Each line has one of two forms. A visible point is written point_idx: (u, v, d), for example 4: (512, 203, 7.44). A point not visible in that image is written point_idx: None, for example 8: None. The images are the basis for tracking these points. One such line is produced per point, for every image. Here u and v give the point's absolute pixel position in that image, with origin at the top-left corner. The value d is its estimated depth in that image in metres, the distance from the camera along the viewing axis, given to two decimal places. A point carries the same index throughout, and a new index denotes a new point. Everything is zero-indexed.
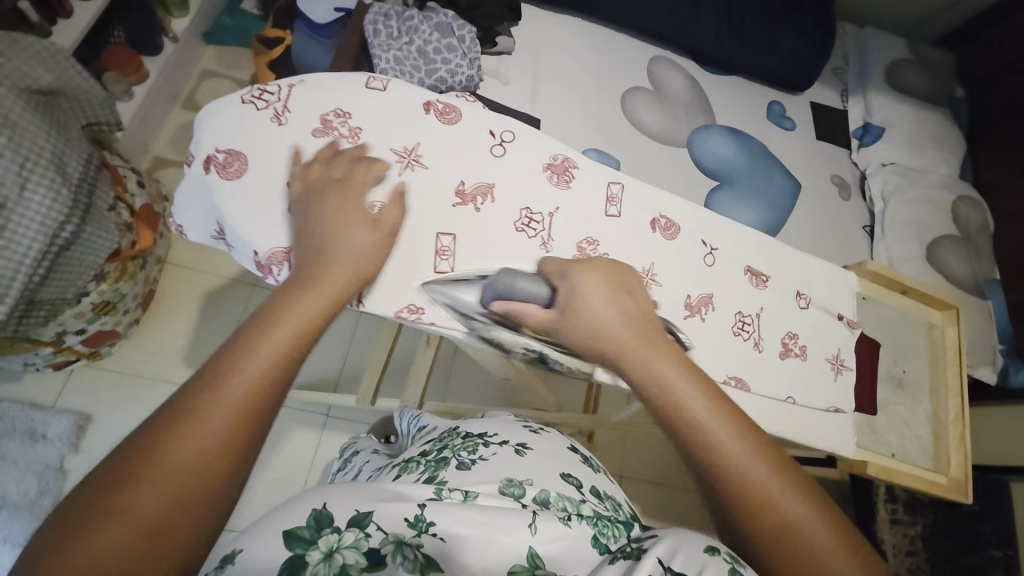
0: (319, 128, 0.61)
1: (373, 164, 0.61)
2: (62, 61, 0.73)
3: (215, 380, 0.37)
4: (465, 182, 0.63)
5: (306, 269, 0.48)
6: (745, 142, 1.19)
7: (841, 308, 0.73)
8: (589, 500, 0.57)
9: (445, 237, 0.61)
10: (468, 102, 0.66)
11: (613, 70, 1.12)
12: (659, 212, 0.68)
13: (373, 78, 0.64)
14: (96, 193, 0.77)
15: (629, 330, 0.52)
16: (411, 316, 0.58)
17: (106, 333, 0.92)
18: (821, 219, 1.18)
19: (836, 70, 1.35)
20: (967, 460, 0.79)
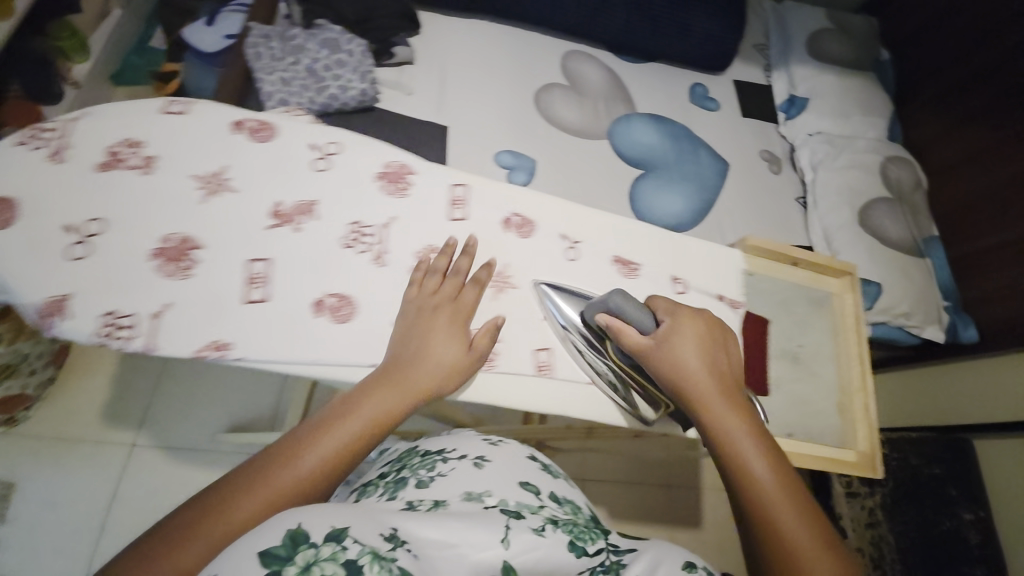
0: (106, 162, 0.53)
1: (169, 195, 0.54)
2: None
3: (280, 466, 0.43)
4: (282, 202, 0.56)
5: (390, 367, 0.52)
6: (669, 127, 1.16)
7: (722, 288, 0.68)
8: (547, 505, 0.57)
9: (257, 263, 0.54)
10: (286, 116, 0.60)
11: (525, 68, 1.10)
12: (511, 211, 0.65)
13: (172, 102, 0.57)
14: None
15: (716, 381, 0.53)
16: (213, 355, 0.51)
17: (17, 396, 0.89)
18: (752, 197, 1.16)
19: (758, 47, 1.35)
20: (873, 432, 0.70)
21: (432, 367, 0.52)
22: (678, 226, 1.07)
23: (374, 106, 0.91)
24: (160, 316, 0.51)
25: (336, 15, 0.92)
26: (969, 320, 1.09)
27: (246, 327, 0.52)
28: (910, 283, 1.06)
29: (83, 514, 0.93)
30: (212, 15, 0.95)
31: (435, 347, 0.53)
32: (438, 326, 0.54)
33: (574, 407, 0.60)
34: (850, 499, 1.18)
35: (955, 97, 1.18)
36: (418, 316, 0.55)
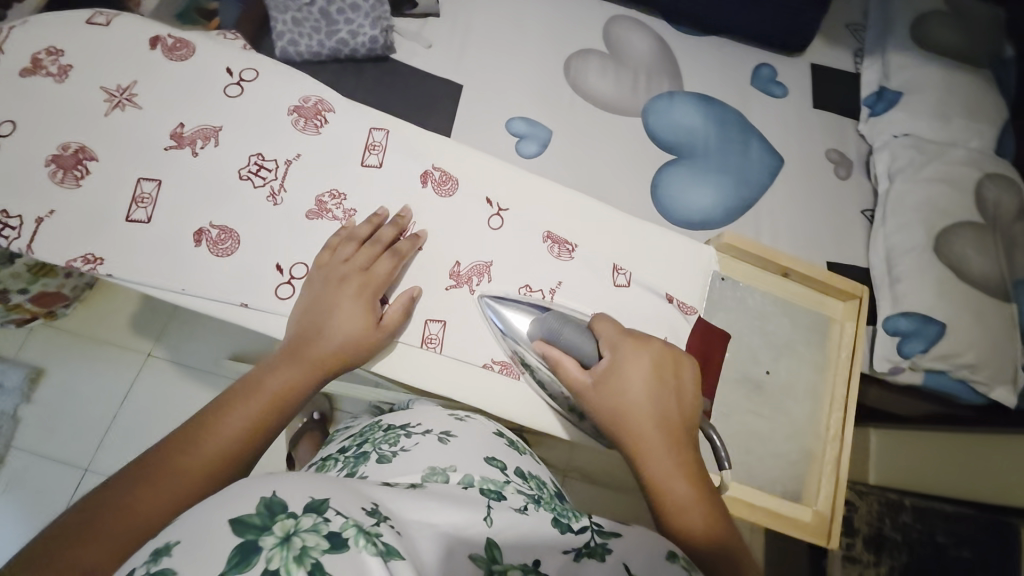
0: (27, 68, 0.59)
1: (78, 105, 0.59)
2: None
3: (190, 444, 0.44)
4: (184, 125, 0.61)
5: (300, 343, 0.53)
6: (716, 111, 1.03)
7: (673, 289, 0.64)
8: (515, 481, 0.51)
9: (147, 183, 0.58)
10: (205, 39, 0.65)
11: (561, 30, 1.02)
12: (433, 165, 0.65)
13: (96, 14, 0.63)
14: None
15: (655, 417, 0.51)
16: (83, 265, 0.55)
17: (52, 294, 0.97)
18: (808, 200, 0.99)
19: (851, 27, 1.15)
20: (838, 493, 0.61)
21: (329, 332, 0.53)
22: (704, 222, 0.94)
23: (385, 56, 0.89)
24: (43, 221, 0.55)
25: None
26: None
27: (129, 240, 0.56)
28: (987, 329, 0.87)
29: (99, 406, 1.03)
30: None
31: (342, 312, 0.54)
32: (344, 297, 0.55)
33: (460, 388, 0.59)
34: (846, 564, 1.04)
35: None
36: (327, 284, 0.55)
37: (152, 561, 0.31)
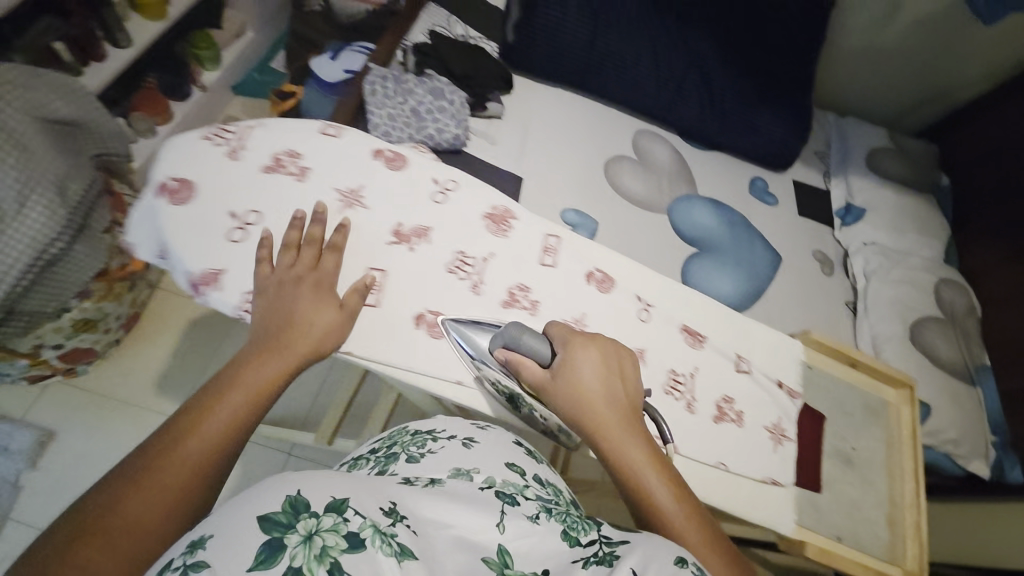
0: (270, 165, 0.66)
1: (316, 202, 0.65)
2: (84, 98, 0.83)
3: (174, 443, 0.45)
4: (402, 224, 0.67)
5: (264, 341, 0.55)
6: (726, 213, 1.20)
7: (785, 376, 0.72)
8: (533, 486, 0.50)
9: (375, 272, 0.64)
10: (418, 152, 0.72)
11: (599, 138, 1.18)
12: (595, 266, 0.72)
13: (327, 127, 0.70)
14: (94, 216, 0.85)
15: (605, 400, 0.54)
16: None
17: (83, 350, 0.98)
18: (803, 293, 1.15)
19: (818, 154, 1.37)
20: (923, 552, 0.71)
21: (307, 327, 0.56)
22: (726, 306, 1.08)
23: (461, 150, 1.00)
24: None
25: (445, 70, 1.05)
26: (1017, 461, 1.05)
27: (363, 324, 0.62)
28: (963, 410, 1.04)
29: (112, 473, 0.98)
30: (336, 52, 1.11)
31: (308, 315, 0.57)
32: (302, 300, 0.57)
33: None
34: None
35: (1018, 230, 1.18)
36: (280, 290, 0.58)
37: (187, 551, 0.33)
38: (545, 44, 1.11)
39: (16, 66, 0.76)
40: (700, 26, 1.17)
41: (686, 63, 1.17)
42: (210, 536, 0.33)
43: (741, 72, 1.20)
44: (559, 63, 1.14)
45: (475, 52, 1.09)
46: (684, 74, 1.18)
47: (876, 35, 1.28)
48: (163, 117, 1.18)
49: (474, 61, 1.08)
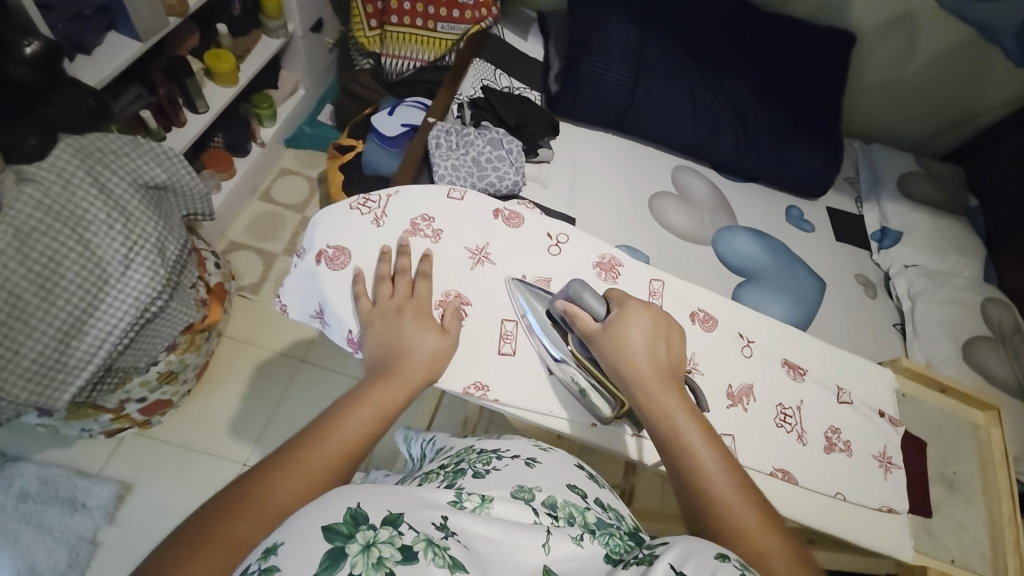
0: (408, 230, 0.64)
1: (449, 262, 0.64)
2: (174, 162, 0.87)
3: (310, 442, 0.42)
4: (526, 275, 0.67)
5: (384, 363, 0.51)
6: (769, 242, 1.21)
7: (883, 404, 0.73)
8: (593, 508, 0.47)
9: (508, 322, 0.64)
10: (529, 208, 0.71)
11: (642, 176, 1.23)
12: (697, 306, 0.72)
13: (453, 190, 0.68)
14: (184, 273, 0.91)
15: (652, 367, 0.53)
16: (477, 394, 0.60)
17: (163, 401, 1.02)
18: (854, 318, 1.16)
19: (849, 180, 1.41)
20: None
21: (414, 355, 0.52)
22: None
23: (519, 195, 1.06)
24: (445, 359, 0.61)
25: (499, 120, 1.13)
26: None
27: (507, 375, 0.62)
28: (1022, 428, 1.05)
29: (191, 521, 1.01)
30: (393, 107, 1.19)
31: (416, 337, 0.54)
32: (408, 327, 0.54)
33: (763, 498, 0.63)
34: None
35: None
36: (385, 322, 0.55)
37: (260, 557, 0.33)
38: (589, 92, 1.19)
39: (117, 138, 0.81)
40: (739, 69, 1.25)
41: (722, 103, 1.24)
42: (282, 543, 0.33)
43: (775, 107, 1.26)
44: (602, 108, 1.22)
45: (522, 102, 1.17)
46: (720, 113, 1.24)
47: (899, 70, 1.38)
48: (227, 172, 1.25)
49: (522, 110, 1.16)
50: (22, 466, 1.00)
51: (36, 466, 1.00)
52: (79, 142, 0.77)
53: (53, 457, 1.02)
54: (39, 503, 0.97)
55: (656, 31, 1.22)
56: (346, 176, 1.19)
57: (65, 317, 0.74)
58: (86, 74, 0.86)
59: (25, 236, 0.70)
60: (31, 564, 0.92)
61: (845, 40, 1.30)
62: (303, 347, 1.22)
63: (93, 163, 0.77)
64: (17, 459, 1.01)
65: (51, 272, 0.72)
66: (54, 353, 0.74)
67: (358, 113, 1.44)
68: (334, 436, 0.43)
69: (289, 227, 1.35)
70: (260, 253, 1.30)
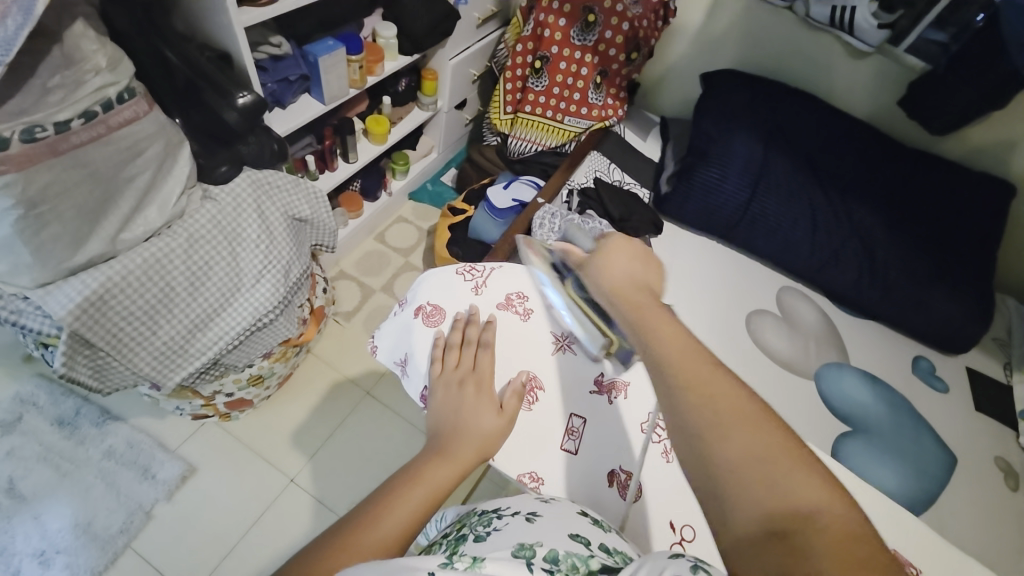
0: (502, 303, 0.66)
1: (535, 345, 0.65)
2: (319, 201, 1.02)
3: (371, 517, 0.44)
4: (604, 372, 0.66)
5: (440, 438, 0.53)
6: (884, 391, 1.06)
7: None
8: (598, 555, 0.43)
9: (577, 418, 0.64)
10: None
11: (742, 289, 1.17)
12: None
13: None
14: (297, 294, 1.03)
15: (626, 278, 0.51)
16: (530, 484, 0.60)
17: (244, 400, 1.11)
18: (992, 512, 0.95)
19: (998, 340, 1.21)
20: None
21: (469, 434, 0.53)
22: None
23: None
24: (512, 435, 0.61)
25: (604, 211, 1.18)
26: None
27: (565, 471, 0.61)
28: None
29: (230, 523, 1.05)
30: (508, 182, 1.30)
31: (473, 418, 0.54)
32: (467, 402, 0.55)
33: None
34: None
35: None
36: (448, 391, 0.56)
37: None
38: (700, 198, 1.19)
39: (284, 176, 0.98)
40: (870, 201, 1.18)
41: (846, 231, 1.16)
42: None
43: (909, 245, 1.15)
44: (710, 215, 1.20)
45: (630, 198, 1.21)
46: (843, 241, 1.16)
47: None
48: (354, 212, 1.42)
49: (628, 205, 1.19)
50: (118, 426, 1.13)
51: (129, 429, 1.12)
52: (258, 175, 0.94)
53: (144, 424, 1.14)
54: (119, 464, 1.08)
55: (782, 152, 1.21)
56: (452, 235, 1.28)
57: (200, 311, 0.87)
58: (278, 121, 1.07)
59: (193, 242, 0.85)
60: (90, 519, 1.02)
61: (1005, 190, 1.18)
62: (372, 380, 1.28)
63: (261, 194, 0.93)
64: (117, 418, 1.14)
65: (202, 272, 0.86)
66: (181, 341, 0.86)
67: (475, 180, 1.58)
68: (391, 514, 0.44)
69: (391, 269, 1.48)
70: (361, 286, 1.43)
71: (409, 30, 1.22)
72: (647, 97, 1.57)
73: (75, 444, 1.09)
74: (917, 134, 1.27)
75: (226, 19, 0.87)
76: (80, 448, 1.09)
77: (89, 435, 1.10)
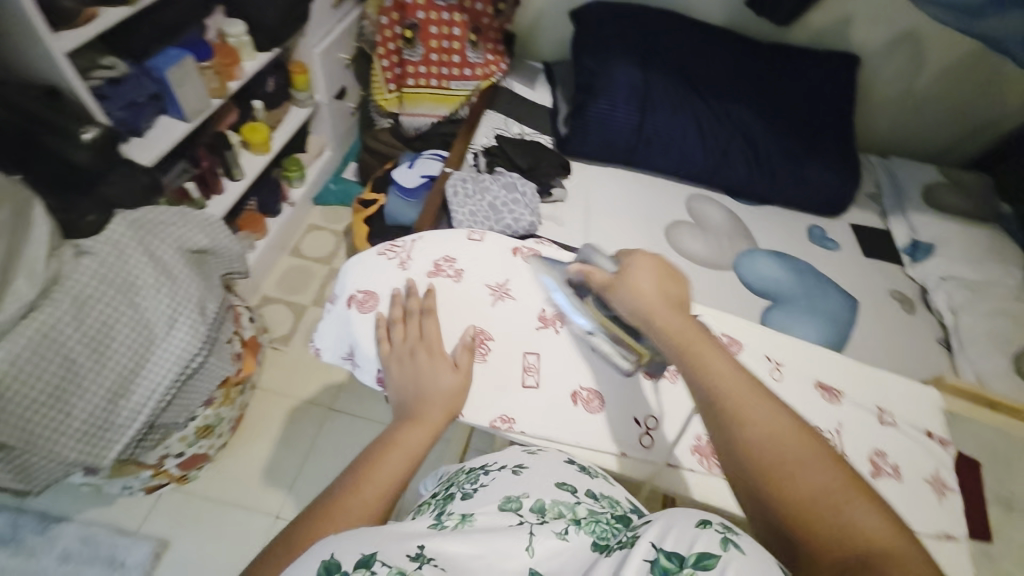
0: (433, 271, 0.66)
1: (472, 301, 0.65)
2: (215, 227, 0.94)
3: (350, 488, 0.44)
4: (545, 308, 0.68)
5: (407, 405, 0.53)
6: (791, 262, 1.19)
7: (930, 424, 0.70)
8: (585, 502, 0.47)
9: (530, 354, 0.65)
10: (547, 246, 0.73)
11: (656, 207, 1.24)
12: (720, 331, 0.72)
13: (473, 231, 0.71)
14: (221, 329, 0.96)
15: (661, 301, 0.51)
16: (503, 426, 0.60)
17: (199, 455, 1.04)
18: (895, 336, 1.11)
19: (870, 195, 1.39)
20: None
21: (435, 395, 0.54)
22: None
23: (535, 234, 1.10)
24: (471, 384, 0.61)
25: (512, 164, 1.19)
26: None
27: (529, 404, 0.62)
28: None
29: None
30: (412, 160, 1.27)
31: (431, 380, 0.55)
32: (423, 368, 0.56)
33: None
34: None
35: None
36: (402, 363, 0.57)
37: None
38: (598, 132, 1.24)
39: (166, 210, 0.89)
40: (744, 99, 1.28)
41: (730, 130, 1.26)
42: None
43: (783, 130, 1.27)
44: (610, 144, 1.25)
45: (534, 146, 1.22)
46: (730, 140, 1.26)
47: (909, 84, 1.39)
48: (259, 232, 1.33)
49: (533, 153, 1.21)
50: (66, 525, 1.02)
51: (79, 524, 1.02)
52: (137, 216, 0.85)
53: (95, 515, 1.04)
54: (80, 563, 0.98)
55: (660, 70, 1.28)
56: (370, 228, 1.24)
57: (116, 377, 0.79)
58: (141, 152, 0.96)
59: (82, 303, 0.76)
60: None
61: (849, 62, 1.32)
62: (331, 395, 1.24)
63: (146, 234, 0.84)
64: (61, 519, 1.03)
65: (104, 334, 0.78)
66: (104, 413, 0.78)
67: (378, 168, 1.52)
68: (371, 482, 0.45)
69: (317, 281, 1.41)
70: (290, 307, 1.36)
71: (260, 24, 1.13)
72: (525, 45, 1.57)
73: (23, 559, 0.97)
74: (768, 28, 1.38)
75: (39, 48, 0.76)
76: (29, 562, 0.97)
77: (35, 546, 0.99)
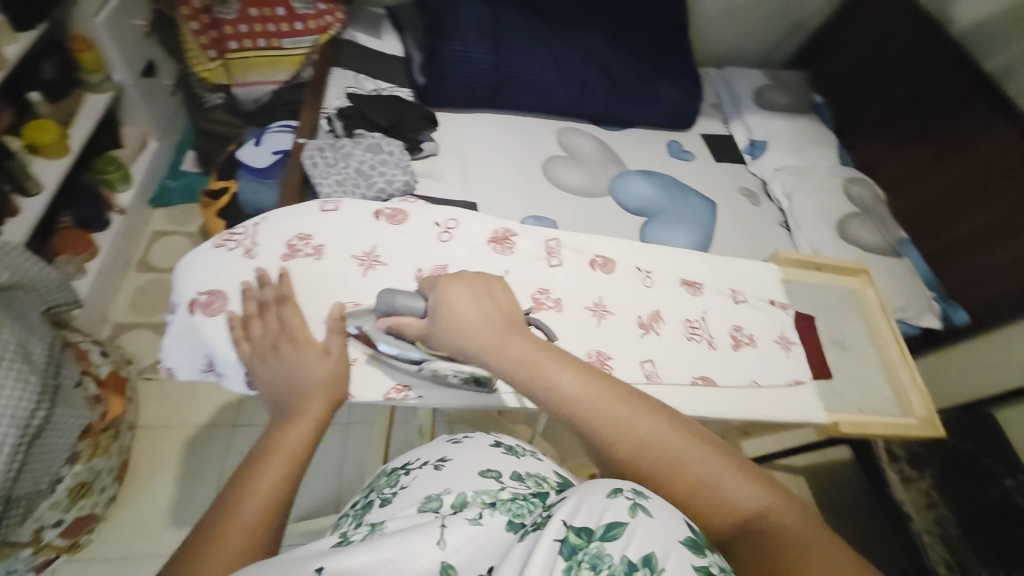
0: (286, 254, 0.63)
1: (338, 275, 0.63)
2: (14, 255, 0.76)
3: (230, 508, 0.41)
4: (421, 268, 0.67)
5: (283, 403, 0.50)
6: (658, 178, 1.28)
7: (773, 294, 0.83)
8: (510, 485, 0.47)
9: None
10: (412, 203, 0.71)
11: (529, 146, 1.25)
12: (594, 253, 0.77)
13: (326, 202, 0.67)
14: (63, 373, 0.81)
15: (496, 328, 0.50)
16: (398, 395, 0.60)
17: (84, 518, 0.90)
18: (747, 228, 1.28)
19: (713, 104, 1.53)
20: (927, 400, 0.98)
21: (306, 387, 0.51)
22: None
23: (411, 195, 1.05)
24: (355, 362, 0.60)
25: (372, 124, 1.10)
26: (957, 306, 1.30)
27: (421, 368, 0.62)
28: (891, 282, 1.25)
29: None
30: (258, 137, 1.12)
31: (301, 372, 0.52)
32: (289, 361, 0.52)
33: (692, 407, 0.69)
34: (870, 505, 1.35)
35: (898, 119, 1.43)
36: (265, 361, 0.53)
37: None
38: (457, 77, 1.19)
39: None
40: (591, 26, 1.31)
41: (584, 59, 1.28)
42: None
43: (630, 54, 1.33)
44: (471, 89, 1.22)
45: (392, 101, 1.14)
46: (586, 70, 1.28)
47: None
48: (88, 252, 1.11)
49: (393, 109, 1.13)
50: None
51: None
52: None
53: None
54: None
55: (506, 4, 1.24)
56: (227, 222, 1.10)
57: None
58: None
59: None
60: None
61: None
62: (232, 411, 1.13)
63: None
64: None
65: None
66: None
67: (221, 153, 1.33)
68: (251, 496, 0.42)
69: None
70: (155, 328, 1.18)
71: None
72: None
73: None
74: None
75: None
76: None
77: None
